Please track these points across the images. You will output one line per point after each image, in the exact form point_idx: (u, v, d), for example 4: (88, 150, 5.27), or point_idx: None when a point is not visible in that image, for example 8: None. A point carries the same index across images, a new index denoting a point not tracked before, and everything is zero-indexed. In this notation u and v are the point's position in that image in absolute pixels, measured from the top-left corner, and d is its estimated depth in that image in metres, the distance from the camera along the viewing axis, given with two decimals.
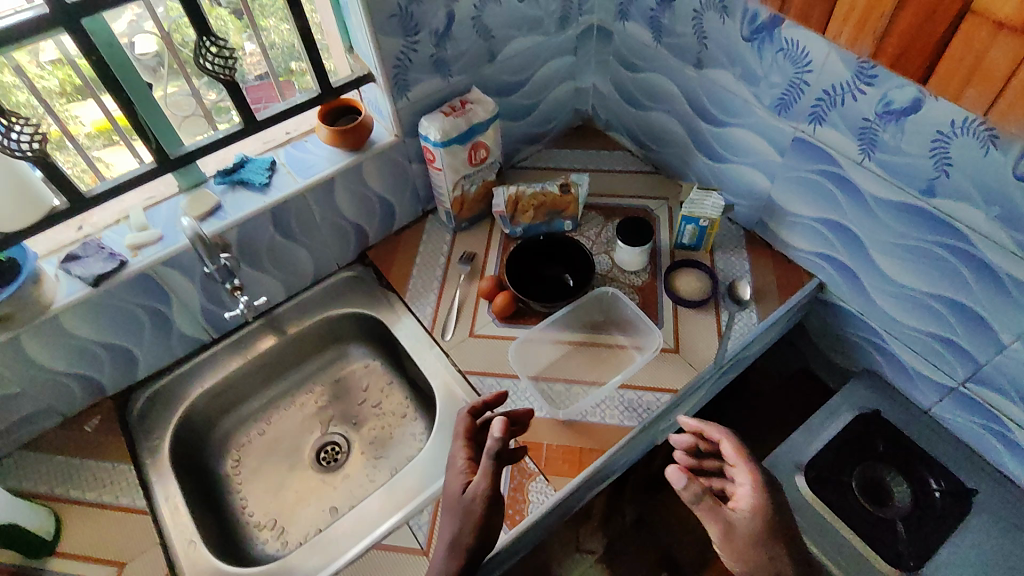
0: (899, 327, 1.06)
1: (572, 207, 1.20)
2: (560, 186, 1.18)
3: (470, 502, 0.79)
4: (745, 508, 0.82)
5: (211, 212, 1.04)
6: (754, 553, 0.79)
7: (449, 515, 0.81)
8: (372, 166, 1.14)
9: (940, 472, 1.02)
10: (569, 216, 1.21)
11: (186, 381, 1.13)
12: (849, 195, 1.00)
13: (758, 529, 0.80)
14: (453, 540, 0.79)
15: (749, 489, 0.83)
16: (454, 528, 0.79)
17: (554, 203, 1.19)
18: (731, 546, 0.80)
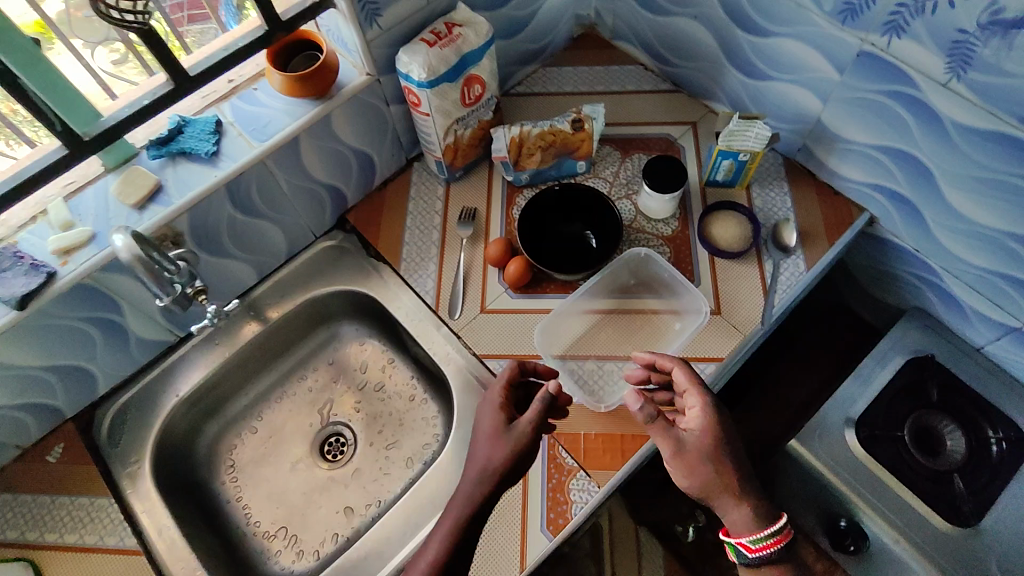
0: (961, 266, 0.94)
1: (588, 148, 1.02)
2: (571, 122, 0.99)
3: (511, 442, 0.77)
4: (697, 426, 0.78)
5: (151, 196, 0.84)
6: (703, 470, 0.76)
7: (485, 441, 0.79)
8: (343, 116, 0.92)
9: (997, 418, 0.95)
10: (581, 157, 1.03)
11: (157, 390, 0.98)
12: (923, 122, 0.84)
13: (711, 447, 0.76)
14: (484, 468, 0.76)
15: (699, 411, 0.78)
16: (489, 454, 0.77)
17: (564, 142, 1.01)
18: (683, 463, 0.76)
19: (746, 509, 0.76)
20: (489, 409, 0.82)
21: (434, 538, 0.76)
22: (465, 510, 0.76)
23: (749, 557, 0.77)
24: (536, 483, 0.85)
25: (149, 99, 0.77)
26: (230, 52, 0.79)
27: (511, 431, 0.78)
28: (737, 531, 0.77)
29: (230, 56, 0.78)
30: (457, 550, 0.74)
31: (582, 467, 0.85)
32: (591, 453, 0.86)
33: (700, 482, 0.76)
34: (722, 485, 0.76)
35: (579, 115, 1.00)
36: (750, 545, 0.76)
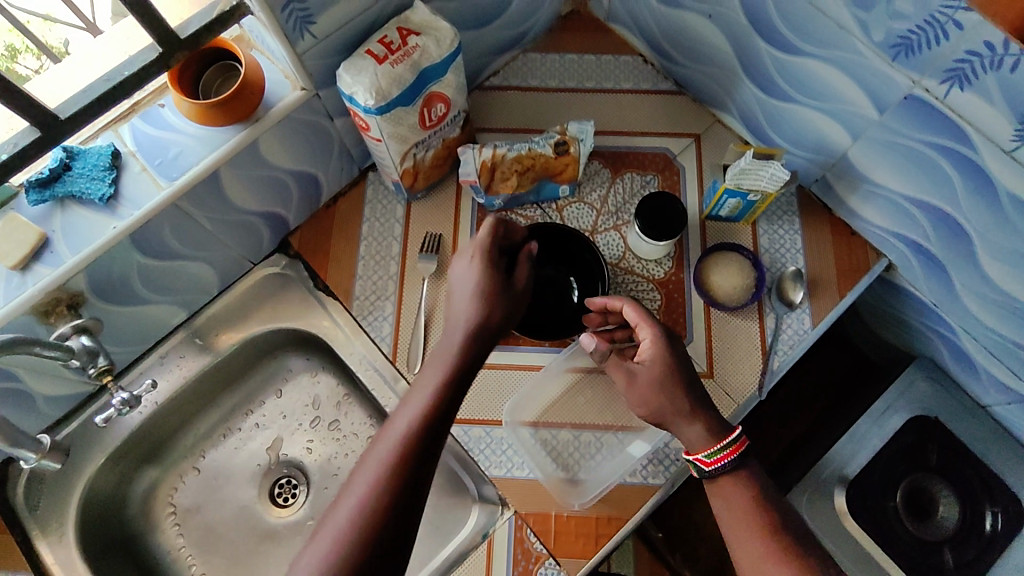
0: (983, 330, 0.83)
1: (572, 171, 0.87)
2: (554, 145, 0.84)
3: (495, 303, 0.68)
4: (647, 355, 0.72)
5: (36, 252, 0.68)
6: (654, 394, 0.70)
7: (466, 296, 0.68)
8: (274, 140, 0.75)
9: (998, 491, 0.88)
10: (562, 181, 0.88)
11: (80, 440, 0.87)
12: (971, 183, 0.70)
13: (664, 376, 0.70)
14: (468, 333, 0.66)
15: (649, 343, 0.72)
16: (469, 317, 0.67)
17: (543, 166, 0.85)
18: (636, 394, 0.72)
19: (700, 427, 0.69)
20: (467, 268, 0.70)
21: (411, 396, 0.62)
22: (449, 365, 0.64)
23: (706, 473, 0.69)
24: (501, 568, 0.77)
25: (8, 152, 0.58)
26: (111, 83, 0.60)
27: (495, 294, 0.68)
28: (691, 447, 0.69)
29: (114, 89, 0.60)
30: (442, 404, 0.60)
31: (551, 554, 0.78)
32: (562, 538, 0.78)
33: (655, 408, 0.71)
34: (676, 410, 0.70)
35: (563, 135, 0.84)
36: (705, 458, 0.68)
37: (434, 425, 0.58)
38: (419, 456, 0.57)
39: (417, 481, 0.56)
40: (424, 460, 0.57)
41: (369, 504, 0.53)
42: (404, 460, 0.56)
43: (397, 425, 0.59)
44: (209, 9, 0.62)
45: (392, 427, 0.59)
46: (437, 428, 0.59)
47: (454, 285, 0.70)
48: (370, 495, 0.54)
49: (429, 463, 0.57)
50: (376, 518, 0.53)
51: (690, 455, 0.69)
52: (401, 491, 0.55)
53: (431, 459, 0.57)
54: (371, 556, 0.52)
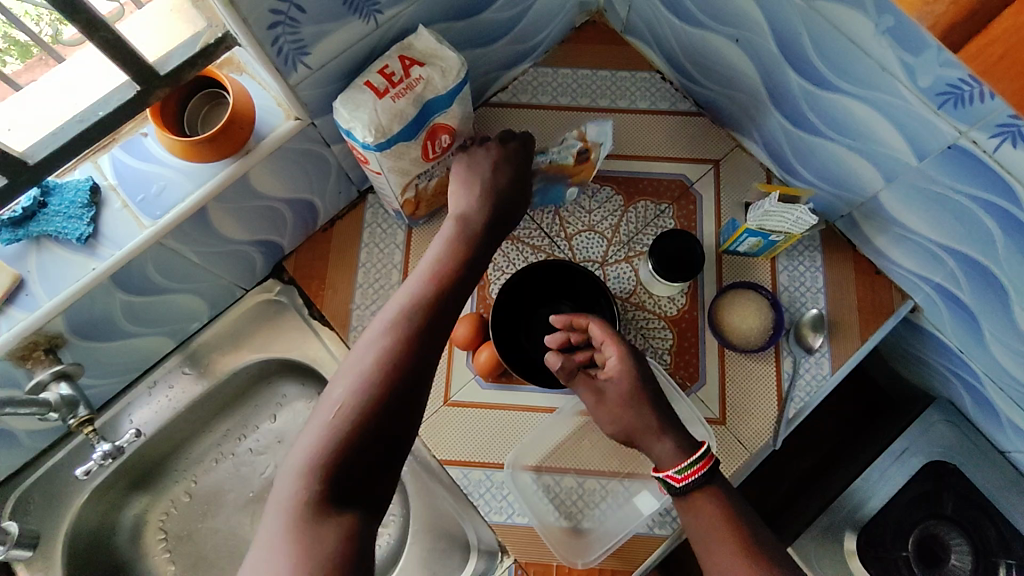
0: (1011, 382, 0.79)
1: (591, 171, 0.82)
2: (576, 155, 0.78)
3: (509, 183, 0.71)
4: (613, 371, 0.69)
5: (9, 295, 0.64)
6: (617, 413, 0.68)
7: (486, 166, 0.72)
8: (265, 171, 0.70)
9: (1014, 544, 0.84)
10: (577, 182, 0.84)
11: (66, 470, 0.84)
12: (1012, 238, 0.65)
13: (632, 392, 0.68)
14: (479, 218, 0.68)
15: (616, 360, 0.69)
16: (479, 204, 0.69)
17: (562, 172, 0.80)
18: (602, 413, 0.69)
19: (670, 443, 0.66)
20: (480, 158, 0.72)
21: (413, 285, 0.61)
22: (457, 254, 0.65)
23: (677, 491, 0.64)
24: None
25: None
26: (84, 125, 0.55)
27: (504, 181, 0.71)
28: (662, 464, 0.65)
29: (88, 131, 0.55)
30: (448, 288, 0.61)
31: None
32: None
33: (621, 429, 0.69)
34: (642, 429, 0.67)
35: (585, 142, 0.77)
36: (676, 473, 0.63)
37: (435, 314, 0.59)
38: (425, 337, 0.57)
39: (421, 364, 0.56)
40: (429, 343, 0.57)
41: (371, 382, 0.53)
42: (408, 338, 0.56)
43: (401, 308, 0.59)
44: (191, 41, 0.56)
45: (398, 308, 0.59)
46: (440, 313, 0.59)
47: (467, 168, 0.72)
48: (374, 373, 0.54)
49: (432, 349, 0.57)
50: (380, 395, 0.53)
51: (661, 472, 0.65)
52: (407, 369, 0.55)
53: (436, 342, 0.58)
54: (373, 433, 0.52)
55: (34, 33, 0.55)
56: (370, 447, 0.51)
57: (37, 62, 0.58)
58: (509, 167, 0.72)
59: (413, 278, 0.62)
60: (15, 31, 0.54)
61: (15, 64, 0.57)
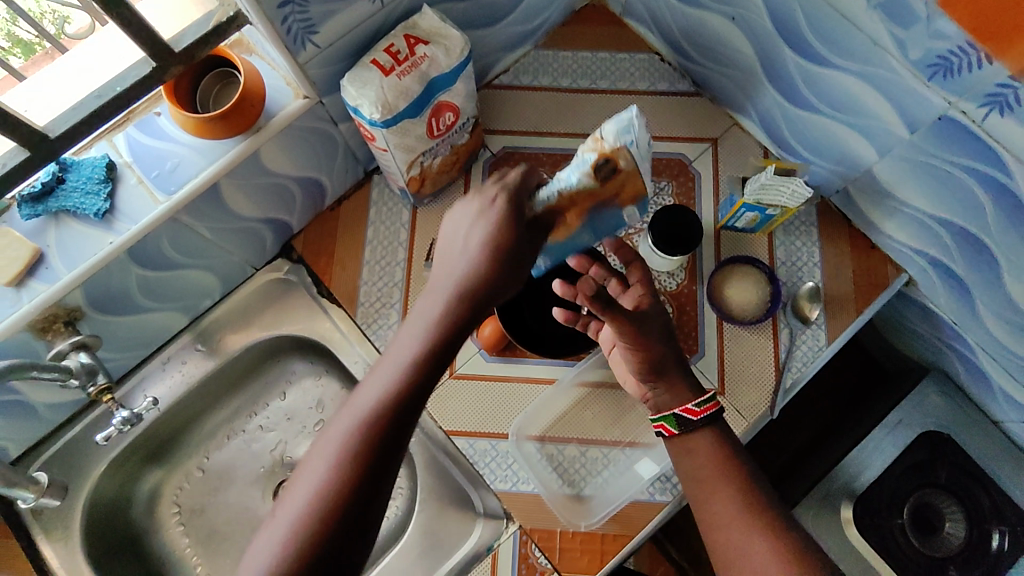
0: (1002, 351, 0.81)
1: (634, 190, 0.58)
2: (593, 169, 0.55)
3: (495, 268, 0.52)
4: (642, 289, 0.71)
5: (29, 267, 0.66)
6: (659, 339, 0.71)
7: (467, 250, 0.53)
8: (275, 148, 0.72)
9: (1007, 511, 0.87)
10: (622, 204, 0.60)
11: (83, 445, 0.87)
12: (1001, 208, 0.67)
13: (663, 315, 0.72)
14: (448, 311, 0.51)
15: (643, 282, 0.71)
16: (451, 290, 0.52)
17: (587, 200, 0.57)
18: (644, 340, 0.70)
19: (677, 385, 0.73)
20: (465, 222, 0.55)
21: (371, 398, 0.49)
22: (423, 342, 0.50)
23: (688, 425, 0.70)
24: None
25: None
26: (103, 100, 0.57)
27: (487, 259, 0.52)
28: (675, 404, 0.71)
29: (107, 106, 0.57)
30: (415, 380, 0.49)
31: (556, 569, 0.77)
32: (567, 553, 0.77)
33: (654, 356, 0.71)
34: (670, 359, 0.72)
35: (600, 152, 0.55)
36: (694, 407, 0.70)
37: (399, 417, 0.48)
38: (380, 452, 0.48)
39: (374, 490, 0.47)
40: (387, 458, 0.48)
41: (310, 522, 0.45)
42: (356, 460, 0.47)
43: (346, 434, 0.48)
44: (205, 20, 0.59)
45: (350, 426, 0.48)
46: (403, 413, 0.49)
47: (450, 236, 0.55)
48: (314, 510, 0.46)
49: (393, 457, 0.48)
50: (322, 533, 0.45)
51: (676, 407, 0.71)
52: (354, 498, 0.46)
53: (394, 456, 0.48)
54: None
55: (38, 29, 0.59)
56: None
57: (42, 57, 0.61)
58: (512, 241, 0.54)
59: (365, 386, 0.50)
60: (18, 26, 0.59)
61: (20, 61, 0.61)
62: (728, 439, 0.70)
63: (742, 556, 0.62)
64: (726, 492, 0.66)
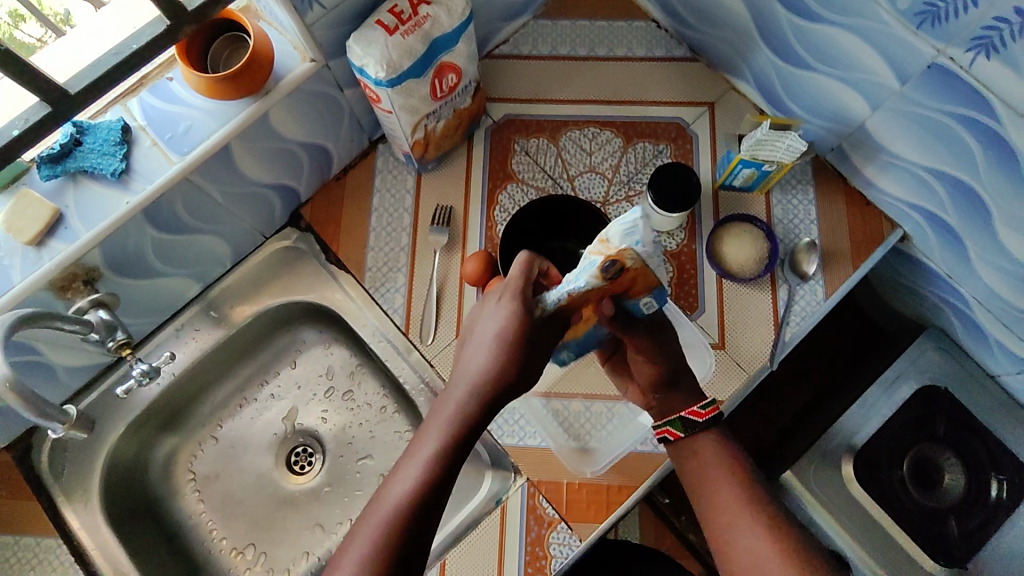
0: (995, 301, 0.82)
1: (646, 282, 0.62)
2: (602, 273, 0.57)
3: (516, 355, 0.59)
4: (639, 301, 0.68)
5: (51, 226, 0.68)
6: (672, 349, 0.73)
7: (488, 345, 0.60)
8: (284, 112, 0.75)
9: (1004, 461, 0.88)
10: (637, 296, 0.64)
11: (100, 411, 0.89)
12: (991, 154, 0.68)
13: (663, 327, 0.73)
14: (476, 398, 0.58)
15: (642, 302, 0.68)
16: (478, 377, 0.58)
17: (599, 295, 0.61)
18: (660, 352, 0.72)
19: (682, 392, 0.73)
20: (491, 315, 0.61)
21: (408, 480, 0.55)
22: (448, 434, 0.57)
23: (695, 427, 0.70)
24: (514, 534, 0.79)
25: (19, 128, 0.58)
26: (120, 57, 0.59)
27: (511, 347, 0.59)
28: (681, 406, 0.72)
29: (123, 64, 0.59)
30: (440, 470, 0.55)
31: (564, 519, 0.80)
32: (574, 504, 0.80)
33: (667, 370, 0.73)
34: (683, 367, 0.74)
35: (606, 254, 0.57)
36: (700, 409, 0.70)
37: (434, 494, 0.55)
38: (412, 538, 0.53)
39: None
40: (422, 535, 0.54)
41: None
42: (391, 548, 0.52)
43: (388, 513, 0.54)
44: None
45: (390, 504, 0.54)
46: (434, 503, 0.55)
47: (477, 329, 0.62)
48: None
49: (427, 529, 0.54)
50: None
51: (682, 411, 0.71)
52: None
53: (428, 530, 0.54)
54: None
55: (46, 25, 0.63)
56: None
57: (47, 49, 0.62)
58: (530, 330, 0.59)
59: (401, 470, 0.56)
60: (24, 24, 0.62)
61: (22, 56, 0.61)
62: (730, 439, 0.71)
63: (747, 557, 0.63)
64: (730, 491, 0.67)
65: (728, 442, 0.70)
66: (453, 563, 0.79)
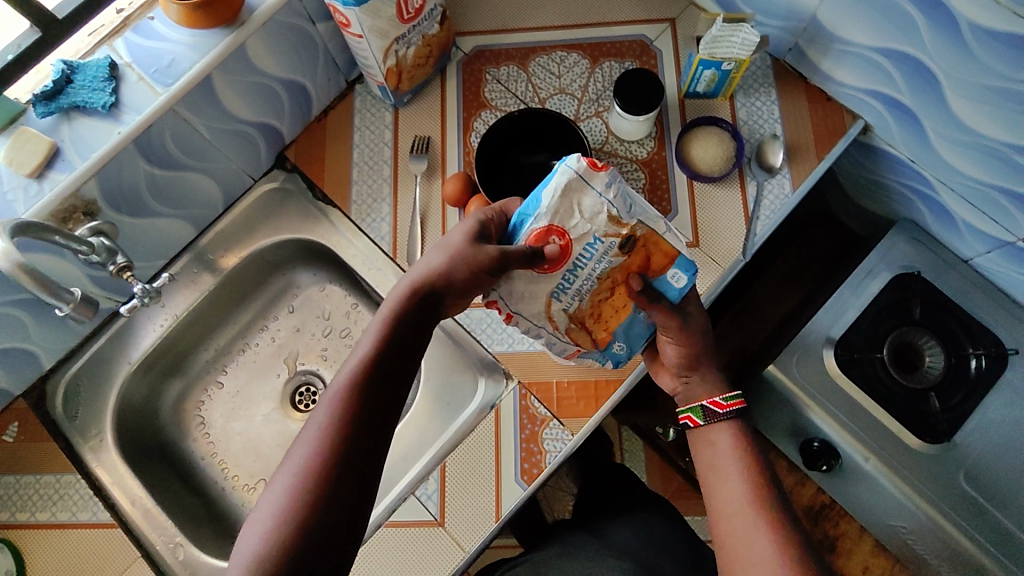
0: (958, 179, 0.85)
1: (665, 255, 0.67)
2: (618, 247, 0.65)
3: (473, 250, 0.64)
4: (674, 289, 0.70)
5: (50, 159, 0.73)
6: (699, 331, 0.75)
7: (442, 251, 0.66)
8: (261, 44, 0.79)
9: (979, 336, 0.92)
10: (661, 272, 0.68)
11: (108, 357, 0.93)
12: (933, 22, 0.72)
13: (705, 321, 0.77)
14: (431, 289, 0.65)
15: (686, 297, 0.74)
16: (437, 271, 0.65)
17: (624, 269, 0.67)
18: (688, 335, 0.75)
19: (710, 380, 0.78)
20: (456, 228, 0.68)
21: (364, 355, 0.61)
22: (399, 320, 0.63)
23: (715, 415, 0.76)
24: (509, 434, 0.83)
25: (13, 52, 0.62)
26: None
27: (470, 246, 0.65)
28: (705, 394, 0.78)
29: None
30: (392, 352, 0.62)
31: (555, 416, 0.84)
32: (564, 401, 0.84)
33: (694, 352, 0.76)
34: (707, 350, 0.78)
35: (621, 232, 0.64)
36: (721, 401, 0.76)
37: (387, 367, 0.61)
38: (367, 417, 0.58)
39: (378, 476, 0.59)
40: (380, 401, 0.59)
41: (311, 471, 0.54)
42: (352, 408, 0.58)
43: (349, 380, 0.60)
44: None
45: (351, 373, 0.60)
46: (388, 375, 0.61)
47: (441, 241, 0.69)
48: (312, 462, 0.55)
49: (384, 397, 0.60)
50: (328, 472, 0.55)
51: (704, 400, 0.77)
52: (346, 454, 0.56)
53: (385, 399, 0.60)
54: (318, 525, 0.53)
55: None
56: (315, 542, 0.52)
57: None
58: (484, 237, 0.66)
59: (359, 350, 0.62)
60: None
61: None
62: (749, 434, 0.76)
63: (742, 547, 0.68)
64: (739, 480, 0.72)
65: (746, 436, 0.76)
66: (452, 465, 0.83)
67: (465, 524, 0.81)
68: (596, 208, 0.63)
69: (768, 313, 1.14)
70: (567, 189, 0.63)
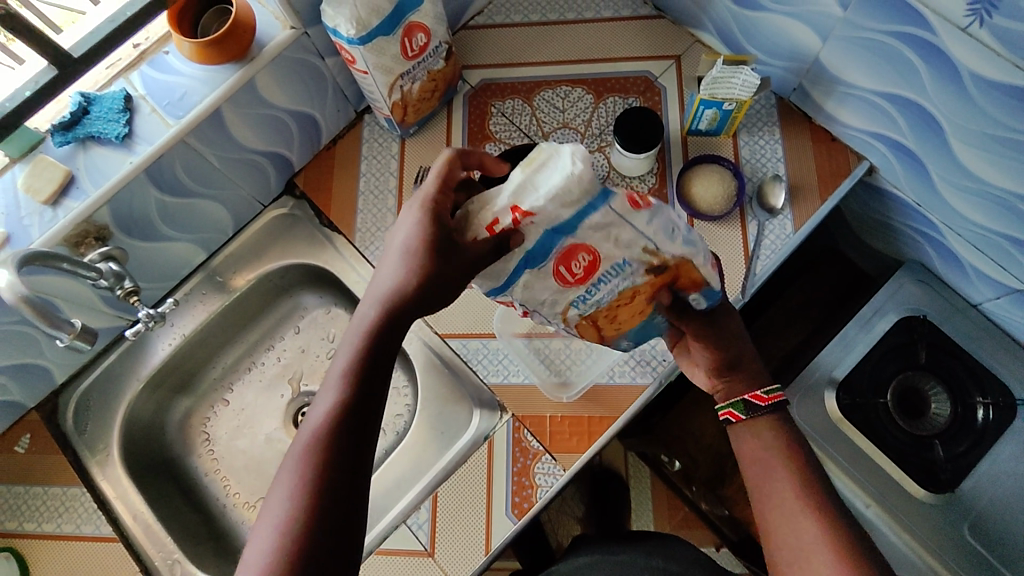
0: (964, 225, 0.84)
1: (693, 278, 0.66)
2: (647, 270, 0.62)
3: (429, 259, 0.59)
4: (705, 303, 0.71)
5: (64, 187, 0.76)
6: (733, 335, 0.75)
7: (394, 262, 0.61)
8: (270, 78, 0.81)
9: (987, 384, 0.90)
10: (688, 289, 0.68)
11: (117, 374, 0.96)
12: (936, 71, 0.71)
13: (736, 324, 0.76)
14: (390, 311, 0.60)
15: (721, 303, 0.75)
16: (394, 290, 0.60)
17: (649, 287, 0.65)
18: (717, 338, 0.74)
19: (748, 377, 0.75)
20: (405, 223, 0.61)
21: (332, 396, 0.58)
22: (363, 349, 0.60)
23: (755, 410, 0.73)
24: (501, 466, 0.84)
25: (31, 89, 0.65)
26: (116, 23, 0.67)
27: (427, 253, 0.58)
28: (745, 388, 0.74)
29: (120, 29, 0.67)
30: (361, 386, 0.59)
31: (547, 451, 0.84)
32: (557, 436, 0.84)
33: (728, 355, 0.75)
34: (744, 352, 0.76)
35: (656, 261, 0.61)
36: (762, 393, 0.73)
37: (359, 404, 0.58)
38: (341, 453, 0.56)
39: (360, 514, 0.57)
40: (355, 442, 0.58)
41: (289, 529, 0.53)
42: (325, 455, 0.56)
43: (321, 424, 0.57)
44: None
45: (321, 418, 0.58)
46: (360, 411, 0.58)
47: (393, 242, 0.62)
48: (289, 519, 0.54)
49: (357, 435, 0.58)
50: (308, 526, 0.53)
51: (745, 394, 0.74)
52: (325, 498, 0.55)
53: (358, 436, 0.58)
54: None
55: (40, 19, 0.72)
56: None
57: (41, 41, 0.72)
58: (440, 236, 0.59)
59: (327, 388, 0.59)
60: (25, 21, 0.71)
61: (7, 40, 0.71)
62: (791, 430, 0.73)
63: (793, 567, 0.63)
64: (785, 480, 0.69)
65: (787, 434, 0.72)
66: (444, 495, 0.83)
67: (454, 556, 0.81)
68: (633, 242, 0.58)
69: (774, 349, 1.13)
70: (600, 226, 0.56)
